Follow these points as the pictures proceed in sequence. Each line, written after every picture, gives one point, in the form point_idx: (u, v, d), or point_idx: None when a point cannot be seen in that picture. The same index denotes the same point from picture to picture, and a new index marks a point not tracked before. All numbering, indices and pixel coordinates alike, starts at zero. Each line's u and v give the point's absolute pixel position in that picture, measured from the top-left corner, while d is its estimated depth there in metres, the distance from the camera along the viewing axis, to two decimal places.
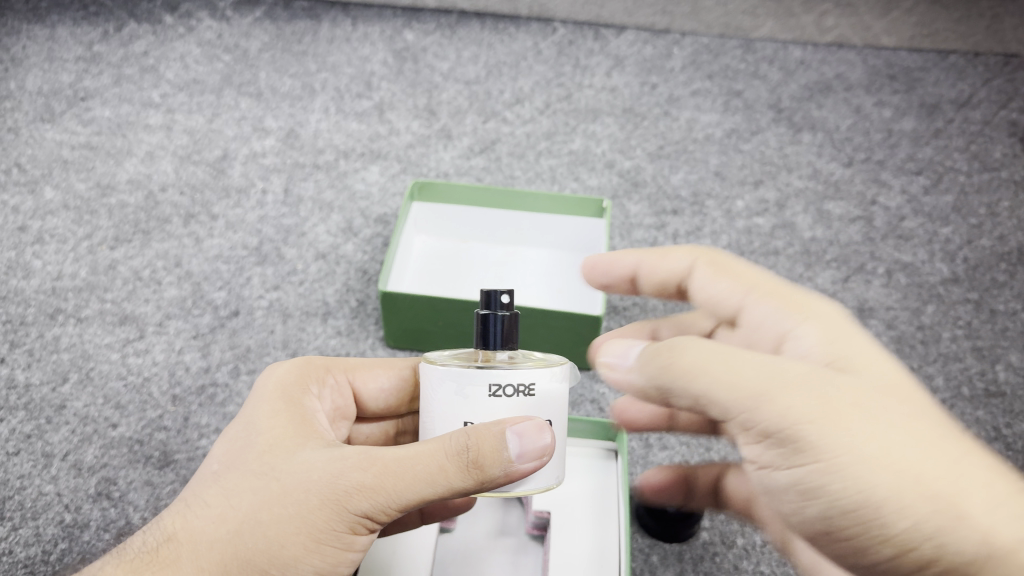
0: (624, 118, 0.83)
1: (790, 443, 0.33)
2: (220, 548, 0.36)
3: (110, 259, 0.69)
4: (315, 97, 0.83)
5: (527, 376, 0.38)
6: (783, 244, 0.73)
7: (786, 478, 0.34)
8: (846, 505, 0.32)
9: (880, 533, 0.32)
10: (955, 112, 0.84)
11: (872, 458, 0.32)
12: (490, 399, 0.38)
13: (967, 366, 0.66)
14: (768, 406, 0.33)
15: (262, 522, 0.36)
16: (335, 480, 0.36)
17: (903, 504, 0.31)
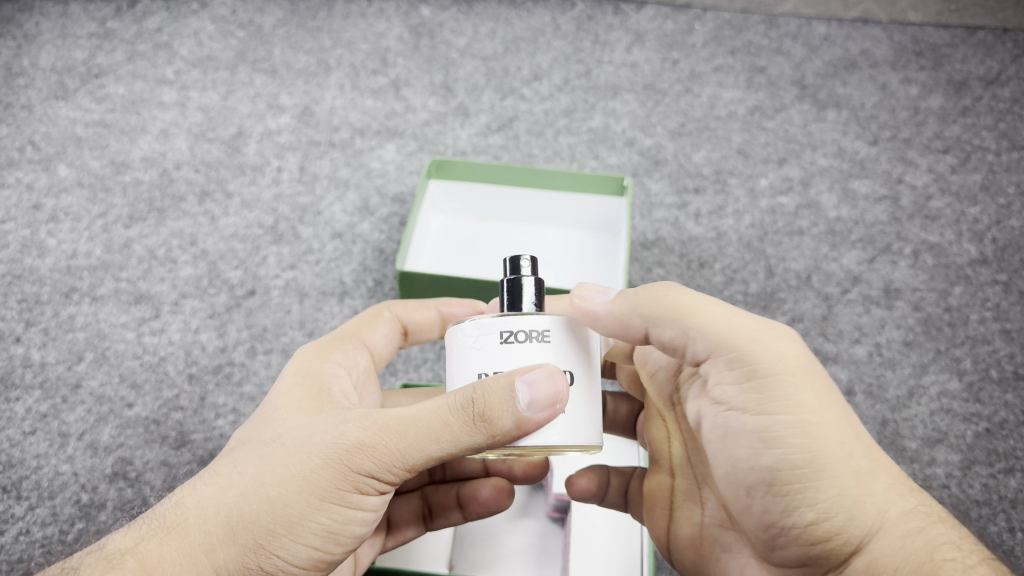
0: (644, 95, 0.82)
1: (770, 388, 0.34)
2: (225, 512, 0.35)
3: (126, 238, 0.68)
4: (330, 73, 0.81)
5: (540, 321, 0.34)
6: (808, 224, 0.72)
7: (751, 420, 0.35)
8: (796, 457, 0.33)
9: (814, 493, 0.33)
10: (983, 90, 0.82)
11: (831, 426, 0.33)
12: (501, 349, 0.34)
13: (995, 349, 0.64)
14: (767, 352, 0.34)
15: (270, 483, 0.35)
16: (342, 440, 0.35)
17: (841, 473, 0.33)
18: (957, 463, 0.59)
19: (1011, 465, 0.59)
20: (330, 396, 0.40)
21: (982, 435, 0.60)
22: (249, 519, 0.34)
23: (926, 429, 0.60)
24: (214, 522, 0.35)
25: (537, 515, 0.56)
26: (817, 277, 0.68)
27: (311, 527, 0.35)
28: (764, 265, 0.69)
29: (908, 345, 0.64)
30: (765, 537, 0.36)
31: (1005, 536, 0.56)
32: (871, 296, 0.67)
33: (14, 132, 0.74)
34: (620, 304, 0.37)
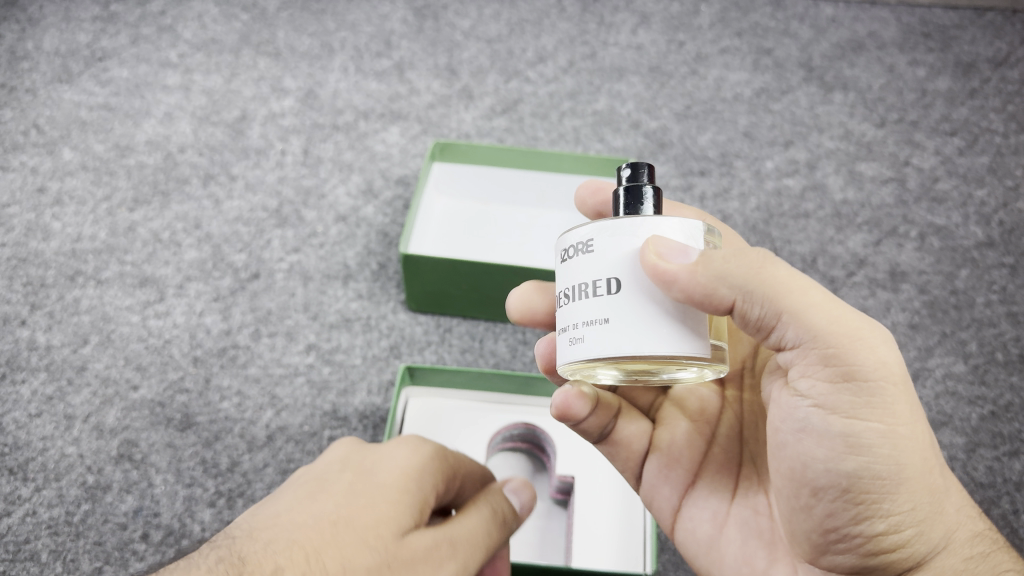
0: (650, 77, 0.81)
1: (872, 397, 0.32)
2: (300, 549, 0.34)
3: (130, 221, 0.68)
4: (334, 56, 0.81)
5: (584, 232, 0.34)
6: (814, 207, 0.72)
7: (837, 424, 0.32)
8: (885, 470, 0.32)
9: (891, 508, 0.33)
10: (992, 71, 0.81)
11: (916, 436, 0.33)
12: (564, 267, 0.34)
13: (1001, 333, 0.64)
14: (875, 357, 0.32)
15: (328, 522, 0.35)
16: (374, 481, 0.38)
17: (919, 488, 0.33)
18: (962, 446, 0.59)
19: (1016, 448, 0.59)
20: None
21: (987, 417, 0.60)
22: (330, 553, 0.34)
23: (931, 412, 0.60)
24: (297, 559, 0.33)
25: (540, 497, 0.56)
26: (823, 260, 0.68)
27: (333, 539, 0.35)
28: (769, 247, 0.69)
29: (913, 328, 0.64)
30: (818, 538, 0.35)
31: (1008, 519, 0.56)
32: (877, 279, 0.67)
33: (18, 115, 0.74)
34: (704, 270, 0.32)
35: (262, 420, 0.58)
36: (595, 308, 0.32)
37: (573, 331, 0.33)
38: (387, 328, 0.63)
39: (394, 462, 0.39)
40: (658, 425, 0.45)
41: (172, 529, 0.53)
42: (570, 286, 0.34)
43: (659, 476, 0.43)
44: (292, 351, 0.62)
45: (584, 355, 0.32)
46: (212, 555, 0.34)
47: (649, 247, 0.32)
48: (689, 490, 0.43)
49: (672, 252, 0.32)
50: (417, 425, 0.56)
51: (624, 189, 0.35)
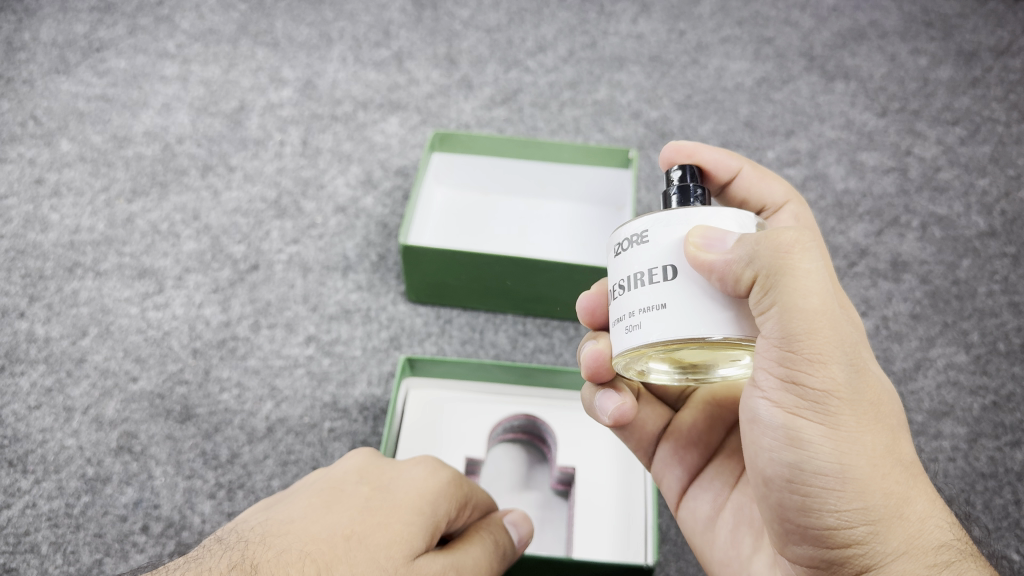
0: (650, 66, 0.81)
1: (816, 400, 0.31)
2: (313, 562, 0.37)
3: (128, 212, 0.67)
4: (332, 46, 0.81)
5: (639, 224, 0.33)
6: (815, 196, 0.71)
7: (781, 419, 0.32)
8: (824, 469, 0.31)
9: (836, 508, 0.31)
10: (994, 60, 0.81)
11: (870, 445, 0.31)
12: (617, 260, 0.34)
13: (1003, 322, 0.64)
14: (825, 366, 0.30)
15: (343, 537, 0.38)
16: (388, 504, 0.41)
17: (870, 492, 0.31)
18: (963, 436, 0.58)
19: (1018, 438, 0.58)
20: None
21: (988, 408, 0.60)
22: (341, 567, 0.37)
23: (932, 402, 0.60)
24: (312, 567, 0.36)
25: (540, 488, 0.56)
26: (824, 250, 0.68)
27: (345, 554, 0.38)
28: None
29: (915, 318, 0.64)
30: (775, 529, 0.34)
31: (1011, 509, 0.55)
32: (878, 269, 0.67)
33: (15, 106, 0.73)
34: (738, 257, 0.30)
35: (262, 411, 0.58)
36: (649, 295, 0.32)
37: (628, 319, 0.32)
38: (387, 319, 0.63)
39: (401, 491, 0.42)
40: (681, 409, 0.44)
41: (172, 520, 0.53)
42: (625, 277, 0.33)
43: (666, 461, 0.44)
44: (292, 342, 0.61)
45: (643, 339, 0.31)
46: (228, 558, 0.36)
47: (694, 234, 0.31)
48: (698, 472, 0.43)
49: (713, 240, 0.31)
50: (418, 417, 0.56)
51: (676, 189, 0.34)
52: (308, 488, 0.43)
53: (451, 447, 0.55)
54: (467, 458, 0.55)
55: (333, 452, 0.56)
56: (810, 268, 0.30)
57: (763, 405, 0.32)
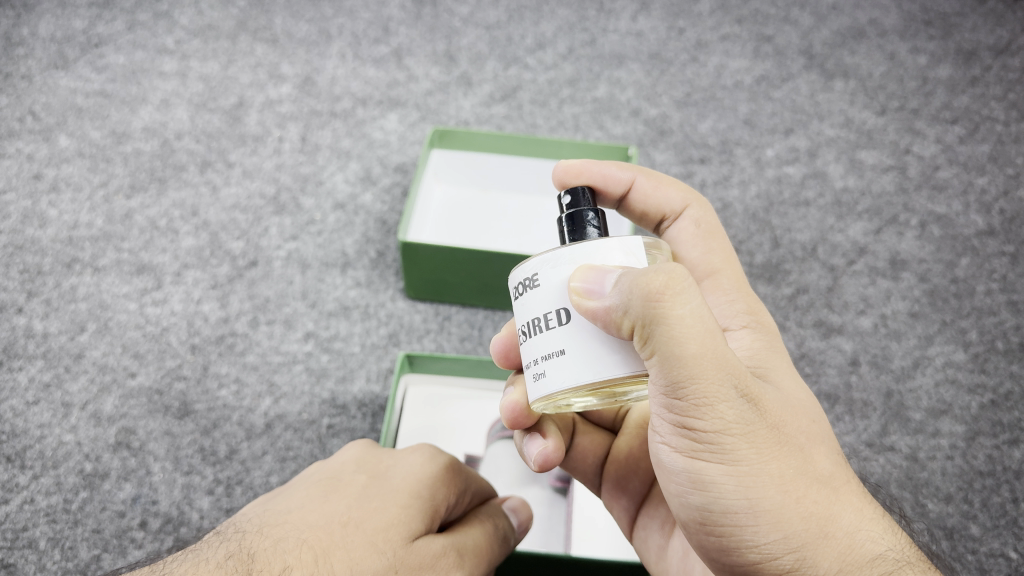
0: (650, 64, 0.81)
1: (710, 442, 0.31)
2: (311, 548, 0.37)
3: (127, 208, 0.67)
4: (331, 43, 0.81)
5: (528, 269, 0.34)
6: (814, 194, 0.71)
7: (683, 463, 0.33)
8: (731, 508, 0.32)
9: (755, 544, 0.32)
10: (993, 59, 0.81)
11: (769, 476, 0.32)
12: (517, 305, 0.35)
13: (1001, 321, 0.64)
14: (711, 410, 0.31)
15: (340, 523, 0.38)
16: (385, 491, 0.41)
17: (788, 520, 0.31)
18: (961, 434, 0.58)
19: (1016, 436, 0.58)
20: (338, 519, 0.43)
21: (987, 406, 0.60)
22: (340, 552, 0.37)
23: (931, 401, 0.60)
24: (311, 552, 0.36)
25: (541, 484, 0.55)
26: (823, 248, 0.68)
27: (343, 541, 0.38)
28: (770, 236, 0.68)
29: (914, 317, 0.64)
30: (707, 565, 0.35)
31: (1008, 508, 0.55)
32: (877, 267, 0.67)
33: (14, 101, 0.73)
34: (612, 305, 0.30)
35: (260, 407, 0.58)
36: (548, 341, 0.33)
37: (535, 366, 0.34)
38: (386, 316, 0.63)
39: (398, 478, 0.42)
40: (619, 437, 0.47)
41: (170, 516, 0.53)
42: (526, 321, 0.34)
43: (611, 495, 0.46)
44: (291, 338, 0.61)
45: (547, 387, 0.33)
46: (225, 548, 0.36)
47: (573, 281, 0.32)
48: (643, 499, 0.45)
49: (593, 285, 0.31)
50: (417, 412, 0.56)
51: (567, 216, 0.35)
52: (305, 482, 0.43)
53: (451, 441, 0.56)
54: (466, 456, 0.56)
55: (331, 449, 0.56)
56: (683, 311, 0.30)
57: (665, 451, 0.34)
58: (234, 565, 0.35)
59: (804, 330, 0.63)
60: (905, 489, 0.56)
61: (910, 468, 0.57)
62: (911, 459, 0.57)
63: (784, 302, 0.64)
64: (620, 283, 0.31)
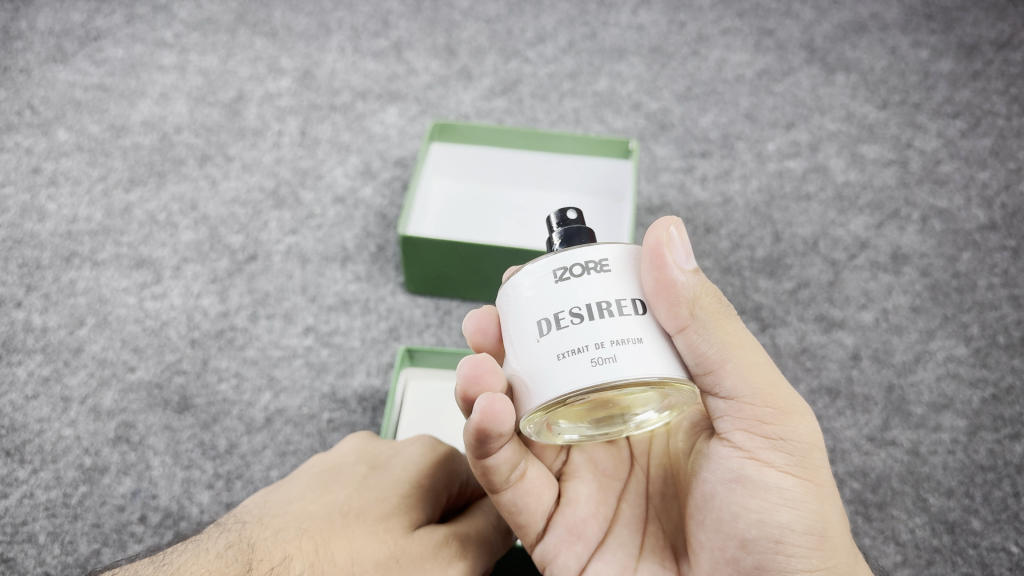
0: (650, 57, 0.81)
1: (803, 455, 0.36)
2: (311, 539, 0.37)
3: (126, 202, 0.67)
4: (331, 36, 0.80)
5: (591, 254, 0.35)
6: (815, 188, 0.71)
7: (766, 476, 0.36)
8: (811, 526, 0.35)
9: (814, 565, 0.35)
10: (994, 53, 0.80)
11: (836, 504, 0.37)
12: (564, 285, 0.34)
13: (1003, 315, 0.64)
14: (802, 422, 0.37)
15: (341, 514, 0.39)
16: (385, 480, 0.41)
17: (841, 550, 0.36)
18: (963, 429, 0.58)
19: (1018, 431, 0.58)
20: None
21: (988, 400, 0.59)
22: (340, 542, 0.37)
23: (932, 395, 0.60)
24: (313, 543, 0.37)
25: None
26: (824, 243, 0.68)
27: (342, 531, 0.38)
28: (771, 230, 0.68)
29: (915, 311, 0.64)
30: None
31: (1009, 502, 0.55)
32: (879, 262, 0.66)
33: (12, 96, 0.73)
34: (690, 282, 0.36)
35: (260, 402, 0.58)
36: (622, 327, 0.33)
37: (594, 350, 0.32)
38: (386, 310, 0.63)
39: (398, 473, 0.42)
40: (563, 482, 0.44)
41: (170, 511, 0.53)
42: (583, 303, 0.33)
43: (565, 538, 0.42)
44: (291, 333, 0.61)
45: (618, 372, 0.32)
46: (225, 538, 0.36)
47: (662, 235, 0.36)
48: (597, 545, 0.42)
49: (678, 253, 0.36)
50: (417, 406, 0.56)
51: (562, 231, 0.37)
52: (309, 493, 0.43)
53: (448, 438, 0.55)
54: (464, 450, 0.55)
55: (332, 442, 0.56)
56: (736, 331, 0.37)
57: (739, 465, 0.37)
58: (234, 553, 0.35)
59: (805, 324, 0.63)
60: (906, 484, 0.56)
61: (912, 462, 0.57)
62: (912, 453, 0.57)
63: (784, 297, 0.64)
64: (694, 274, 0.36)
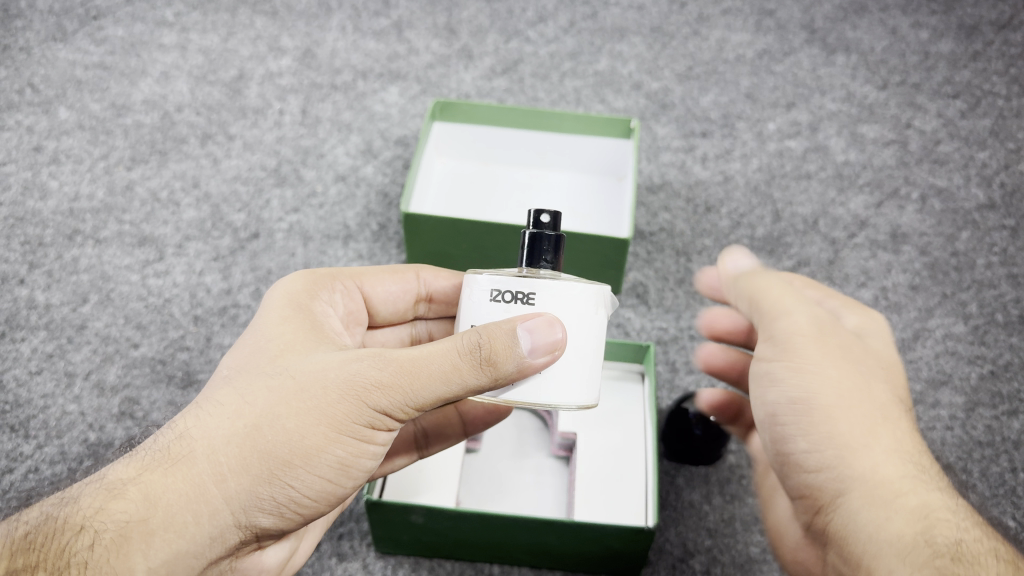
0: (651, 37, 0.81)
1: (786, 345, 0.39)
2: (251, 446, 0.34)
3: (128, 180, 0.67)
4: (332, 15, 0.80)
5: (526, 284, 0.36)
6: (815, 168, 0.71)
7: (772, 371, 0.39)
8: (794, 396, 0.38)
9: (806, 431, 0.37)
10: (995, 34, 0.81)
11: (828, 377, 0.37)
12: (493, 309, 0.36)
13: (1001, 294, 0.64)
14: (784, 316, 0.40)
15: (289, 405, 0.35)
16: (353, 376, 0.35)
17: (835, 417, 0.36)
18: (961, 406, 0.59)
19: (1015, 408, 0.58)
20: (324, 328, 0.40)
21: (986, 377, 0.60)
22: (278, 448, 0.34)
23: (931, 371, 0.60)
24: (202, 458, 0.34)
25: (541, 455, 0.53)
26: (824, 222, 0.68)
27: (286, 436, 0.34)
28: (771, 209, 0.69)
29: (914, 289, 0.64)
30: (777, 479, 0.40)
31: (1007, 477, 0.55)
32: (878, 240, 0.67)
33: (13, 74, 0.73)
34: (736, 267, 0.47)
35: None
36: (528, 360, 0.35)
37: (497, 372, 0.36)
38: None
39: (337, 373, 0.35)
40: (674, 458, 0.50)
41: None
42: None
43: None
44: None
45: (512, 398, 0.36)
46: (165, 441, 0.35)
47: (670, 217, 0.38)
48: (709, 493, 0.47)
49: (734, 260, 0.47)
50: None
51: (529, 237, 0.38)
52: (276, 320, 0.39)
53: None
54: None
55: None
56: (787, 300, 0.40)
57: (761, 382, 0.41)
58: (114, 475, 0.34)
59: None
60: None
61: None
62: None
63: (784, 275, 0.65)
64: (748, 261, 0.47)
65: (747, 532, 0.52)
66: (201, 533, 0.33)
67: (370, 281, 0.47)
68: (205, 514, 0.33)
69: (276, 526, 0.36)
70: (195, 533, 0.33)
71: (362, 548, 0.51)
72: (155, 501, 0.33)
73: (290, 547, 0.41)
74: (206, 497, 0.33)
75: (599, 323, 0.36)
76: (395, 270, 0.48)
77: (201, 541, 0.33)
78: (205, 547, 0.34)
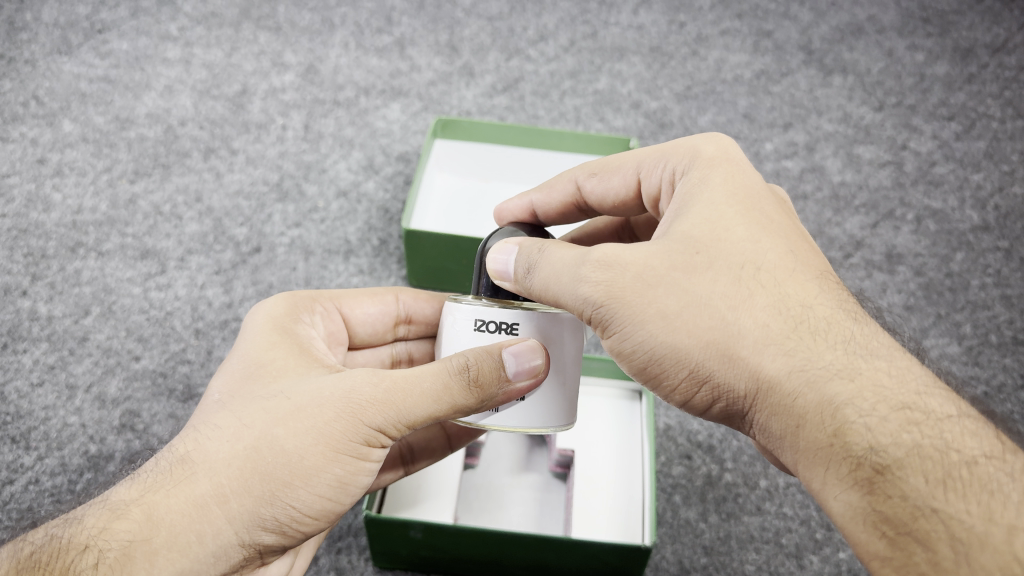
0: (650, 57, 0.82)
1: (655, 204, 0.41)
2: (248, 464, 0.34)
3: (131, 193, 0.68)
4: (335, 32, 0.81)
5: (509, 314, 0.37)
6: (812, 188, 0.72)
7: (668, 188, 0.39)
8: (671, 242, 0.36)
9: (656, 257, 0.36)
10: (990, 57, 0.82)
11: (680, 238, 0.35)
12: (478, 338, 0.37)
13: (995, 315, 0.64)
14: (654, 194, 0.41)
15: (282, 423, 0.35)
16: (351, 396, 0.35)
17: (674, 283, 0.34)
18: None
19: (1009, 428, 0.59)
20: (314, 352, 0.40)
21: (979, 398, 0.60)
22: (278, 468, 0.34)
23: None
24: (204, 479, 0.34)
25: (540, 471, 0.54)
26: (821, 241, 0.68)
27: (283, 455, 0.35)
28: None
29: (909, 309, 0.64)
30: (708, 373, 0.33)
31: None
32: (874, 261, 0.67)
33: (17, 86, 0.74)
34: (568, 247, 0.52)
35: None
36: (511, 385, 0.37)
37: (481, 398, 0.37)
38: None
39: (333, 392, 0.36)
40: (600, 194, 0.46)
41: None
42: None
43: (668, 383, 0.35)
44: None
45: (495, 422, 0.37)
46: (165, 464, 0.35)
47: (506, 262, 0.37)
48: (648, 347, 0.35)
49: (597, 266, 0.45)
50: None
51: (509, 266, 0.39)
52: (265, 343, 0.39)
53: None
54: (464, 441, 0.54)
55: None
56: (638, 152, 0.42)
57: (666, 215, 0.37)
58: (117, 497, 0.34)
59: None
60: None
61: None
62: None
63: None
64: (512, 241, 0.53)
65: (742, 550, 0.52)
66: (205, 553, 0.34)
67: (348, 303, 0.48)
68: (207, 533, 0.34)
69: (279, 543, 0.36)
70: (199, 552, 0.34)
71: (360, 563, 0.51)
72: (158, 521, 0.33)
73: (290, 561, 0.42)
74: (208, 517, 0.34)
75: (576, 349, 0.38)
76: (374, 293, 0.49)
77: (205, 560, 0.34)
78: (208, 566, 0.34)
